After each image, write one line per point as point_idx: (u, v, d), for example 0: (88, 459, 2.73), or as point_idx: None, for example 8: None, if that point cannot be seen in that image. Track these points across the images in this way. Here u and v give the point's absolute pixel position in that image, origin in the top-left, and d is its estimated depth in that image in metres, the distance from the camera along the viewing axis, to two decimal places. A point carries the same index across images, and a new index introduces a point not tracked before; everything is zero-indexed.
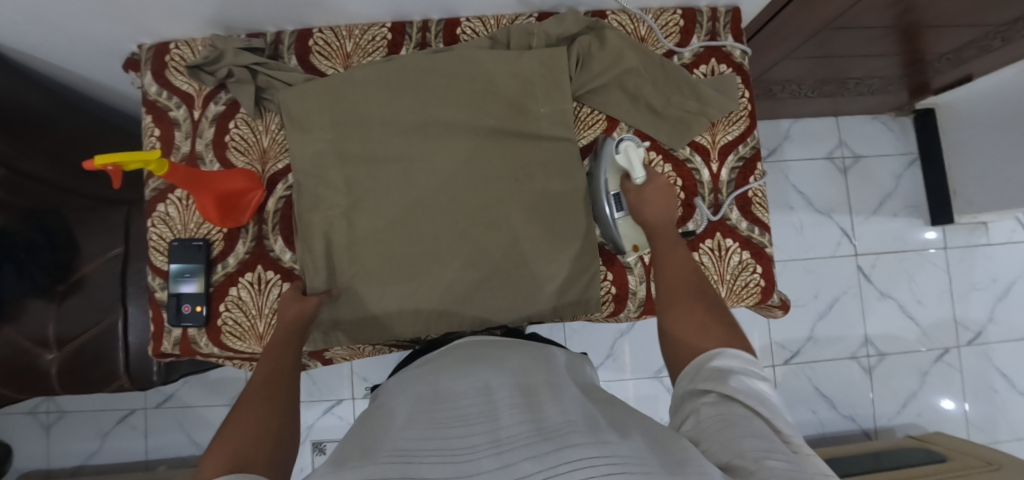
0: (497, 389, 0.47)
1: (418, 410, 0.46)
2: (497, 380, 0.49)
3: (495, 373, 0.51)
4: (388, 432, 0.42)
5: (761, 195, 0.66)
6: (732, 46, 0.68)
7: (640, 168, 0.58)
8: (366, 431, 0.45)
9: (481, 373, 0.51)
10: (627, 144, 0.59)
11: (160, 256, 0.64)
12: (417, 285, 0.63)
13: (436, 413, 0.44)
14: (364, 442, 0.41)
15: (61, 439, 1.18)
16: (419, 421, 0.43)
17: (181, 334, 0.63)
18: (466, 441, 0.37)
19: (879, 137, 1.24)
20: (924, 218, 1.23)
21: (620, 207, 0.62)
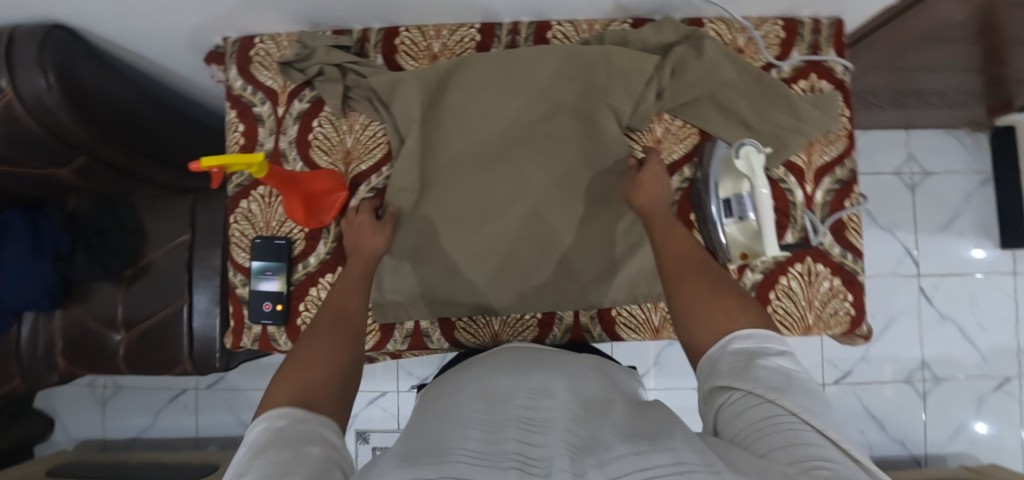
0: (548, 393, 0.44)
1: (473, 406, 0.43)
2: (549, 384, 0.47)
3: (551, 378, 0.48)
4: (450, 427, 0.39)
5: (857, 219, 0.63)
6: (835, 61, 0.64)
7: (756, 176, 0.54)
8: (424, 426, 0.42)
9: (531, 377, 0.49)
10: (749, 150, 0.54)
11: (242, 252, 0.64)
12: (494, 241, 0.61)
13: (497, 413, 0.41)
14: (428, 434, 0.38)
15: (117, 412, 1.23)
16: (481, 420, 0.40)
17: (260, 331, 0.63)
18: (516, 445, 0.34)
19: (950, 154, 1.19)
20: (993, 239, 1.17)
21: (731, 212, 0.58)
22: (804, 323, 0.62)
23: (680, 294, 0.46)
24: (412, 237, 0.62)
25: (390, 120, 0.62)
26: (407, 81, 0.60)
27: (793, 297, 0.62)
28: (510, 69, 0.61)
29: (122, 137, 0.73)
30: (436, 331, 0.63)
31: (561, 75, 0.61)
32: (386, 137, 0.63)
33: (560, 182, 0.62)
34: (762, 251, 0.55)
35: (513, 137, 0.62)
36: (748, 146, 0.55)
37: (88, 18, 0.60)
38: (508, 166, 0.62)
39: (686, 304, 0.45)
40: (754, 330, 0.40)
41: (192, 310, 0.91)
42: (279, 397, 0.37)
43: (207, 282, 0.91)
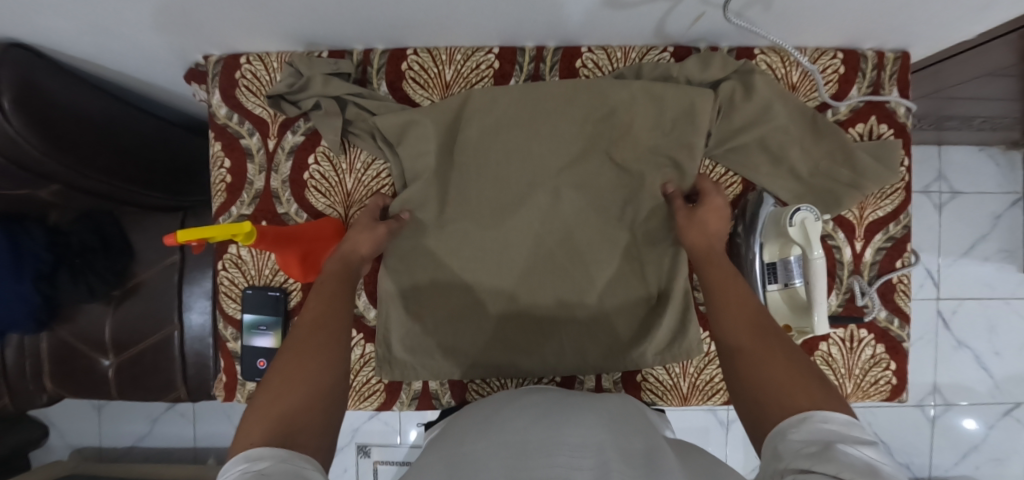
0: (585, 446, 0.38)
1: (495, 466, 0.35)
2: (590, 433, 0.41)
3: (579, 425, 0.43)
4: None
5: (907, 281, 0.58)
6: (898, 102, 0.57)
7: (810, 244, 0.48)
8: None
9: (566, 426, 0.42)
10: (806, 217, 0.48)
11: (232, 303, 0.58)
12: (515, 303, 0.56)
13: (526, 470, 0.33)
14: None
15: (112, 419, 1.19)
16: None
17: (255, 388, 0.58)
18: None
19: (983, 173, 1.13)
20: (1018, 264, 1.13)
21: (775, 279, 0.53)
22: (841, 391, 0.58)
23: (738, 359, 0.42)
24: (416, 286, 0.57)
25: (395, 160, 0.55)
26: (420, 122, 0.53)
27: (832, 365, 0.57)
28: (535, 107, 0.54)
29: (101, 165, 0.65)
30: (445, 392, 0.58)
31: (594, 118, 0.54)
32: (391, 178, 0.57)
33: (589, 238, 0.55)
34: (809, 325, 0.50)
35: (538, 187, 0.55)
36: (801, 209, 0.48)
37: (47, 36, 0.52)
38: (530, 218, 0.55)
39: (739, 363, 0.41)
40: (832, 412, 0.32)
41: (184, 335, 0.86)
42: (252, 435, 0.33)
43: (199, 306, 0.86)
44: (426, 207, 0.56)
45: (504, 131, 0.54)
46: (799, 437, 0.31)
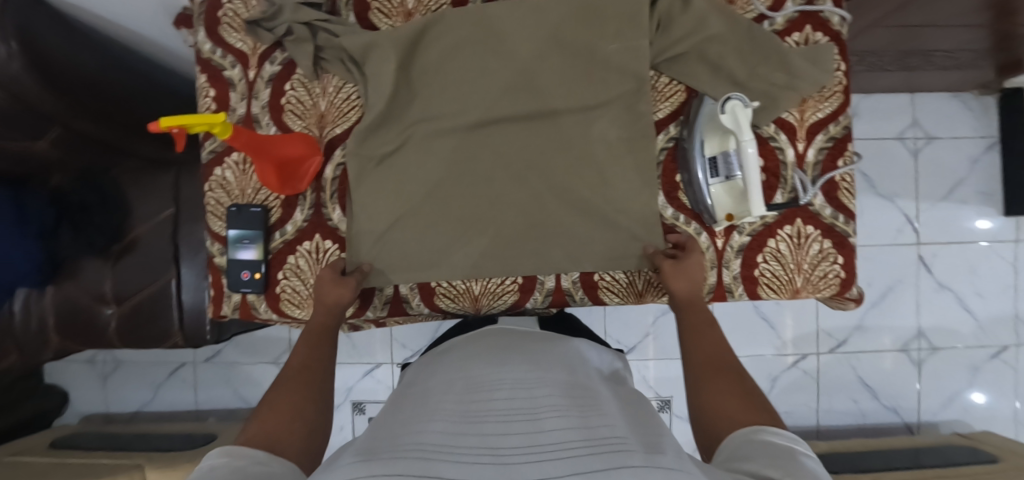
0: (535, 384, 0.43)
1: (449, 398, 0.42)
2: (535, 374, 0.46)
3: (537, 366, 0.48)
4: (418, 421, 0.38)
5: (850, 180, 0.61)
6: (831, 11, 0.60)
7: (742, 126, 0.51)
8: (392, 419, 0.41)
9: (515, 364, 0.48)
10: (735, 103, 0.52)
11: (218, 221, 0.63)
12: (479, 233, 0.59)
13: (472, 406, 0.40)
14: (398, 430, 0.37)
15: (118, 386, 1.24)
16: (457, 414, 0.39)
17: (240, 299, 0.63)
18: (503, 438, 0.33)
19: (956, 118, 1.14)
20: (996, 207, 1.14)
21: (717, 172, 0.56)
22: (791, 286, 0.61)
23: (706, 388, 0.44)
24: (383, 205, 0.60)
25: (361, 80, 0.60)
26: (381, 43, 0.57)
27: (781, 260, 0.60)
28: (491, 29, 0.58)
29: (94, 110, 0.71)
30: (416, 296, 0.62)
31: (544, 38, 0.58)
32: (360, 99, 0.61)
33: (546, 154, 0.59)
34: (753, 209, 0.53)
35: (496, 116, 0.59)
36: (733, 100, 0.53)
37: None
38: (490, 148, 0.60)
39: (704, 391, 0.44)
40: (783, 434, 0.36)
41: (181, 285, 0.90)
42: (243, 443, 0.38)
43: (194, 257, 0.91)
44: (393, 127, 0.60)
45: (463, 54, 0.58)
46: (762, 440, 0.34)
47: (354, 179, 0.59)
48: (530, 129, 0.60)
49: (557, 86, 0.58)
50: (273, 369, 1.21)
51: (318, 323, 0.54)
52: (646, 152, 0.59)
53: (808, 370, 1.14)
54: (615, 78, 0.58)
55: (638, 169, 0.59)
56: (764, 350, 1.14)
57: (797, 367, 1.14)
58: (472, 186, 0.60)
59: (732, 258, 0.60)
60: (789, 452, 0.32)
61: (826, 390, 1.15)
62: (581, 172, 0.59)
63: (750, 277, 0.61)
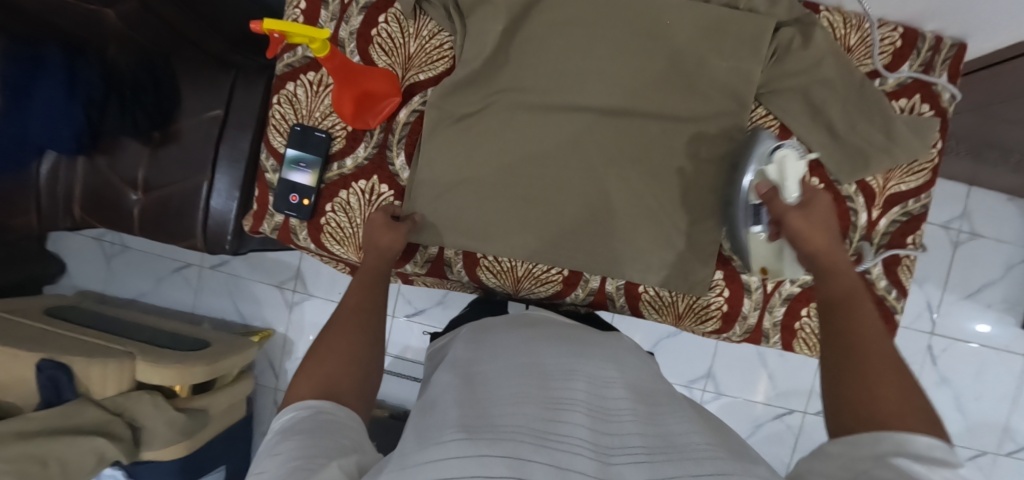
0: (610, 383, 0.43)
1: (526, 374, 0.43)
2: (608, 371, 0.45)
3: (612, 363, 0.48)
4: (495, 391, 0.40)
5: (912, 258, 0.60)
6: (945, 86, 0.59)
7: (795, 182, 0.47)
8: (466, 383, 0.43)
9: (589, 355, 0.48)
10: (784, 154, 0.49)
11: (279, 137, 0.61)
12: (537, 216, 0.58)
13: (552, 386, 0.40)
14: (480, 398, 0.39)
15: (119, 270, 1.24)
16: (538, 392, 0.39)
17: (282, 221, 0.62)
18: (591, 433, 0.34)
19: (1005, 221, 1.13)
20: (1017, 318, 1.13)
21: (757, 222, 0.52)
22: None
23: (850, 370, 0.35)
24: (451, 165, 0.59)
25: (459, 31, 0.58)
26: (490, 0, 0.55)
27: None
28: (607, 15, 0.56)
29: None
30: (458, 262, 0.61)
31: (657, 38, 0.56)
32: (451, 50, 0.59)
33: (625, 154, 0.58)
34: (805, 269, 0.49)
35: (586, 104, 0.57)
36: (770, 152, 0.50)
37: None
38: (571, 135, 0.58)
39: (846, 378, 0.35)
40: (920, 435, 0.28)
41: (212, 189, 0.89)
42: (302, 390, 0.39)
43: (230, 164, 0.89)
44: (481, 88, 0.58)
45: (572, 32, 0.56)
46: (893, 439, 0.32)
47: (430, 135, 0.58)
48: (616, 126, 0.57)
49: (656, 90, 0.56)
50: (276, 293, 1.21)
51: (369, 266, 0.53)
52: (724, 179, 0.57)
53: (792, 425, 1.15)
54: (716, 97, 0.56)
55: (711, 194, 0.58)
56: (755, 395, 1.15)
57: (784, 420, 1.15)
58: (545, 169, 0.58)
59: (777, 305, 0.60)
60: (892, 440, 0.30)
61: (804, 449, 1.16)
62: (654, 182, 0.58)
63: (789, 327, 0.60)
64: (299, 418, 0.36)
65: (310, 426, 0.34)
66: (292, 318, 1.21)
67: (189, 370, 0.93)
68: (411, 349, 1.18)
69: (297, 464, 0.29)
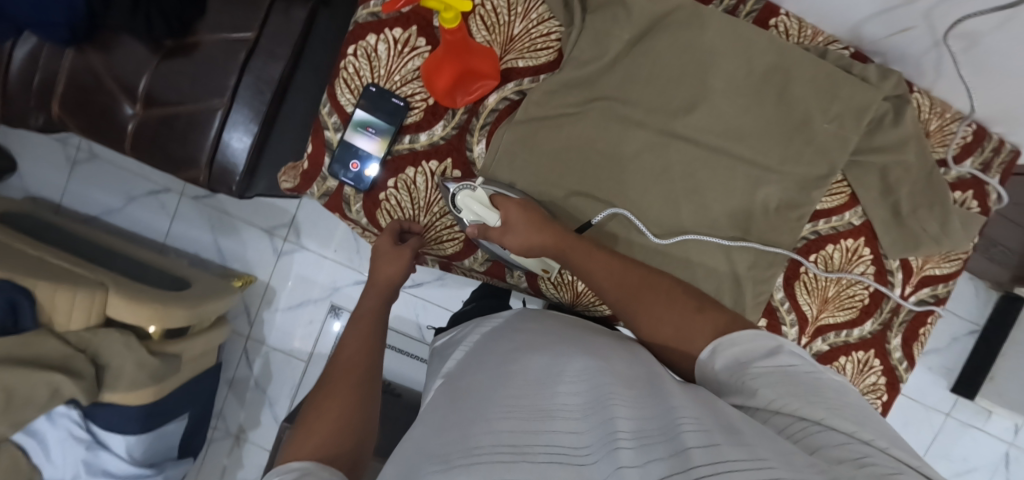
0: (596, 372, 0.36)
1: (512, 384, 0.37)
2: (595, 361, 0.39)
3: (602, 354, 0.40)
4: (477, 399, 0.36)
5: (927, 336, 0.66)
6: (996, 187, 0.63)
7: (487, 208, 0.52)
8: (455, 398, 0.39)
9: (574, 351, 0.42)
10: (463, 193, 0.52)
11: (347, 93, 0.55)
12: (606, 231, 0.58)
13: (536, 399, 0.34)
14: (466, 410, 0.35)
15: (84, 181, 1.10)
16: (523, 406, 0.33)
17: (336, 188, 0.56)
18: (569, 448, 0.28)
19: (962, 298, 1.24)
20: (949, 383, 1.26)
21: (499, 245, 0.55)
22: None
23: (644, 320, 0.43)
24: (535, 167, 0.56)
25: (574, 26, 0.54)
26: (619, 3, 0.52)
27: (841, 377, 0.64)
28: (725, 46, 0.54)
29: None
30: (519, 266, 0.59)
31: (767, 82, 0.55)
32: (559, 41, 0.55)
33: (705, 192, 0.58)
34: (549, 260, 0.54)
35: (682, 132, 0.56)
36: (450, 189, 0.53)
37: None
38: (661, 160, 0.57)
39: (641, 316, 0.43)
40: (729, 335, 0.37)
41: (226, 120, 0.79)
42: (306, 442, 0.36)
43: (252, 97, 0.79)
44: (581, 92, 0.55)
45: (686, 55, 0.54)
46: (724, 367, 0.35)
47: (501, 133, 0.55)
48: (704, 160, 0.57)
49: (750, 133, 0.56)
50: (264, 238, 1.12)
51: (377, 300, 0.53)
52: (790, 234, 0.59)
53: None
54: (805, 155, 0.57)
55: (774, 246, 0.59)
56: None
57: None
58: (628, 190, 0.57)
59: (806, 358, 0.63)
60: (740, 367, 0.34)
61: None
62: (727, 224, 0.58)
63: None
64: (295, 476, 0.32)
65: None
66: (277, 267, 1.13)
67: (166, 312, 0.85)
68: (400, 321, 1.15)
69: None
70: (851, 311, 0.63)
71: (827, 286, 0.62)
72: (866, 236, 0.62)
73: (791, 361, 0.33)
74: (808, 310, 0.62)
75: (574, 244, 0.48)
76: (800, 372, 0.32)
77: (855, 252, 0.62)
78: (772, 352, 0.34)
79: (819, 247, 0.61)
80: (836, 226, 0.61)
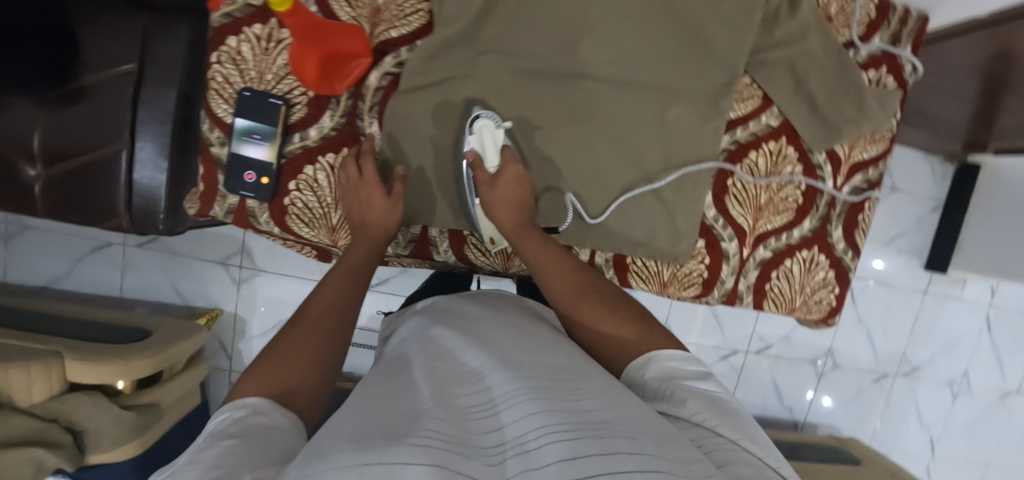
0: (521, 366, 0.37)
1: (437, 377, 0.37)
2: (524, 357, 0.39)
3: (530, 348, 0.41)
4: (404, 397, 0.34)
5: (867, 222, 0.66)
6: (908, 59, 0.62)
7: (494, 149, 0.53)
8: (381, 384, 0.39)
9: (505, 345, 0.42)
10: (482, 123, 0.52)
11: (224, 104, 0.52)
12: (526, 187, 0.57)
13: (458, 395, 0.34)
14: (389, 397, 0.35)
15: (22, 252, 1.06)
16: (445, 396, 0.33)
17: (238, 204, 0.54)
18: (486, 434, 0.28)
19: (921, 176, 1.25)
20: (921, 262, 1.29)
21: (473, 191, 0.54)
22: (790, 304, 0.66)
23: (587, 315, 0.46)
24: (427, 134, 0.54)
25: None
26: None
27: (790, 279, 0.65)
28: None
29: None
30: (443, 241, 0.58)
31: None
32: (427, 2, 0.52)
33: (612, 127, 0.56)
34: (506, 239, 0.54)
35: (578, 70, 0.54)
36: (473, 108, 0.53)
37: None
38: (565, 103, 0.55)
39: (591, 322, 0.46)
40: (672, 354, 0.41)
41: (134, 160, 0.76)
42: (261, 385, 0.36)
43: (153, 129, 0.76)
44: (462, 50, 0.52)
45: None
46: (653, 377, 0.40)
47: (391, 110, 0.52)
48: (607, 94, 0.55)
49: (645, 56, 0.54)
50: (220, 269, 1.10)
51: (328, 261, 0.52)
52: (712, 150, 0.58)
53: (735, 365, 1.29)
54: (706, 67, 0.55)
55: (699, 166, 0.58)
56: (705, 341, 1.26)
57: (728, 361, 1.28)
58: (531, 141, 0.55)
59: (751, 269, 0.63)
60: (672, 379, 0.39)
61: (744, 384, 1.30)
62: (638, 155, 0.57)
63: (760, 290, 0.64)
64: (233, 420, 0.32)
65: (248, 428, 0.31)
66: (241, 296, 1.12)
67: (134, 365, 0.84)
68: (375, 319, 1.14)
69: (226, 467, 0.26)
70: (786, 213, 0.63)
71: (758, 193, 0.61)
72: (786, 135, 0.61)
73: (714, 389, 0.38)
74: (744, 222, 0.61)
75: (530, 237, 0.51)
76: (716, 397, 0.37)
77: (779, 153, 0.61)
78: (702, 378, 0.39)
79: (742, 156, 0.60)
80: (754, 132, 0.60)
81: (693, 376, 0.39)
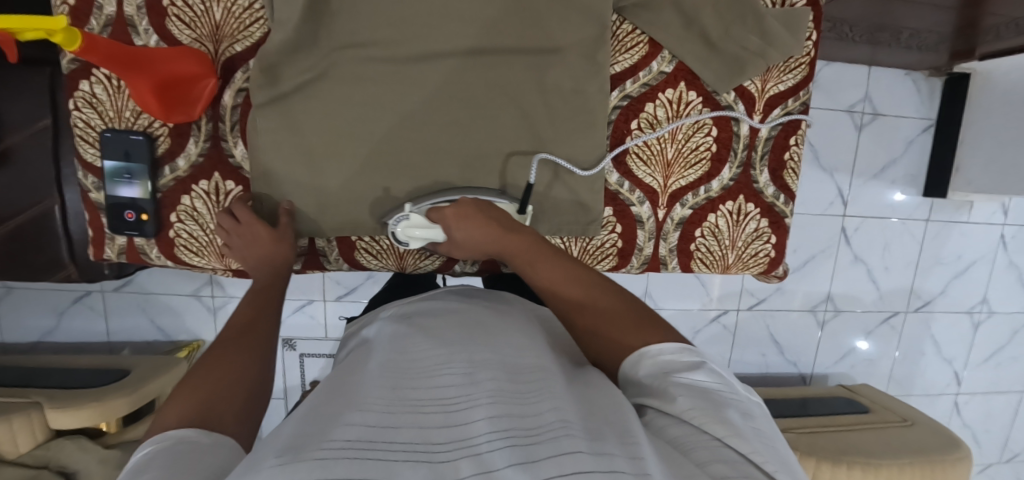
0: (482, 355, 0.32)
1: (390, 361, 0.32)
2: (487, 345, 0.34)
3: (494, 336, 0.36)
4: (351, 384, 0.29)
5: (797, 160, 0.60)
6: None
7: (428, 228, 0.49)
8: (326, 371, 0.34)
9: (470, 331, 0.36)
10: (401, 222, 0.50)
11: (91, 149, 0.52)
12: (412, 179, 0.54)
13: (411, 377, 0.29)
14: (328, 386, 0.30)
15: (10, 313, 1.12)
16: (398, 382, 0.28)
17: (126, 243, 0.54)
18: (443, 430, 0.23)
19: (906, 96, 1.15)
20: (917, 188, 1.19)
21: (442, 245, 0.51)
22: (723, 262, 0.61)
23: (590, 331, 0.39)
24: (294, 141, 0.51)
25: None
26: None
27: (717, 236, 0.60)
28: None
29: None
30: (333, 250, 0.58)
31: None
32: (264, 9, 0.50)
33: (487, 103, 0.53)
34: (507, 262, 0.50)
35: (438, 48, 0.51)
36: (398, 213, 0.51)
37: None
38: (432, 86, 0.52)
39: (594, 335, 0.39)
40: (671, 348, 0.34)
41: None
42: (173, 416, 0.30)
43: None
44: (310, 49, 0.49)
45: None
46: (645, 374, 0.33)
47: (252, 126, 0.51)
48: (476, 69, 0.52)
49: (507, 20, 0.50)
50: (193, 301, 1.13)
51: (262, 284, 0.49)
52: (601, 109, 0.54)
53: (726, 325, 1.23)
54: (575, 22, 0.51)
55: (592, 128, 0.54)
56: (690, 304, 1.20)
57: (718, 322, 1.23)
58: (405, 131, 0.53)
59: (671, 231, 0.59)
60: (665, 373, 0.32)
61: (739, 343, 1.25)
62: (521, 128, 0.54)
63: (685, 251, 0.60)
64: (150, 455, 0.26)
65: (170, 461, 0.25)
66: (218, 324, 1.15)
67: (108, 405, 0.87)
68: None
69: None
70: (699, 165, 0.58)
71: (663, 148, 0.57)
72: (684, 80, 0.56)
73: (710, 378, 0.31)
74: (653, 182, 0.57)
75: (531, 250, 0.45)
76: (714, 388, 0.30)
77: (679, 101, 0.56)
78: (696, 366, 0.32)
79: (638, 111, 0.56)
80: (647, 83, 0.55)
81: (686, 365, 0.32)
